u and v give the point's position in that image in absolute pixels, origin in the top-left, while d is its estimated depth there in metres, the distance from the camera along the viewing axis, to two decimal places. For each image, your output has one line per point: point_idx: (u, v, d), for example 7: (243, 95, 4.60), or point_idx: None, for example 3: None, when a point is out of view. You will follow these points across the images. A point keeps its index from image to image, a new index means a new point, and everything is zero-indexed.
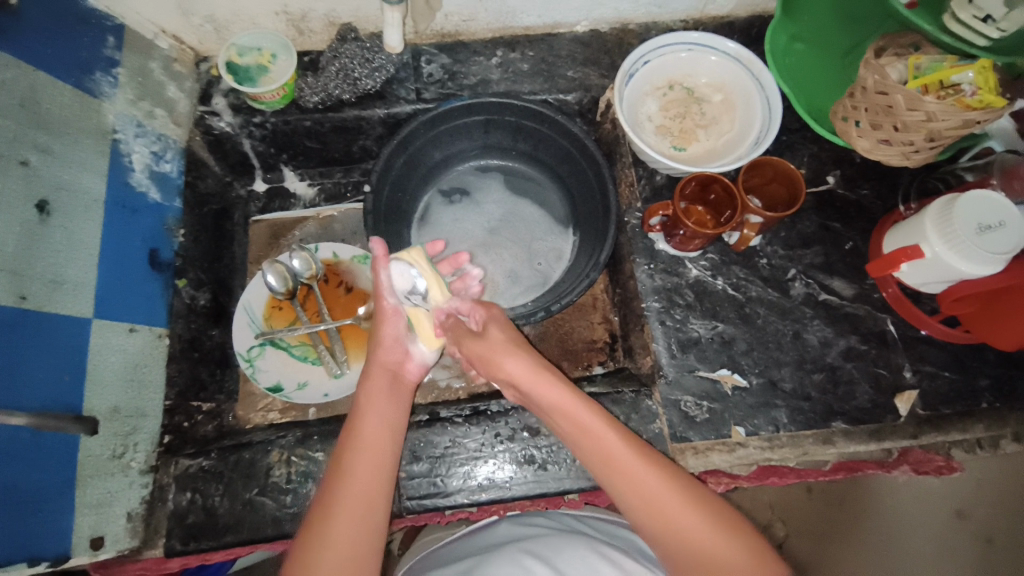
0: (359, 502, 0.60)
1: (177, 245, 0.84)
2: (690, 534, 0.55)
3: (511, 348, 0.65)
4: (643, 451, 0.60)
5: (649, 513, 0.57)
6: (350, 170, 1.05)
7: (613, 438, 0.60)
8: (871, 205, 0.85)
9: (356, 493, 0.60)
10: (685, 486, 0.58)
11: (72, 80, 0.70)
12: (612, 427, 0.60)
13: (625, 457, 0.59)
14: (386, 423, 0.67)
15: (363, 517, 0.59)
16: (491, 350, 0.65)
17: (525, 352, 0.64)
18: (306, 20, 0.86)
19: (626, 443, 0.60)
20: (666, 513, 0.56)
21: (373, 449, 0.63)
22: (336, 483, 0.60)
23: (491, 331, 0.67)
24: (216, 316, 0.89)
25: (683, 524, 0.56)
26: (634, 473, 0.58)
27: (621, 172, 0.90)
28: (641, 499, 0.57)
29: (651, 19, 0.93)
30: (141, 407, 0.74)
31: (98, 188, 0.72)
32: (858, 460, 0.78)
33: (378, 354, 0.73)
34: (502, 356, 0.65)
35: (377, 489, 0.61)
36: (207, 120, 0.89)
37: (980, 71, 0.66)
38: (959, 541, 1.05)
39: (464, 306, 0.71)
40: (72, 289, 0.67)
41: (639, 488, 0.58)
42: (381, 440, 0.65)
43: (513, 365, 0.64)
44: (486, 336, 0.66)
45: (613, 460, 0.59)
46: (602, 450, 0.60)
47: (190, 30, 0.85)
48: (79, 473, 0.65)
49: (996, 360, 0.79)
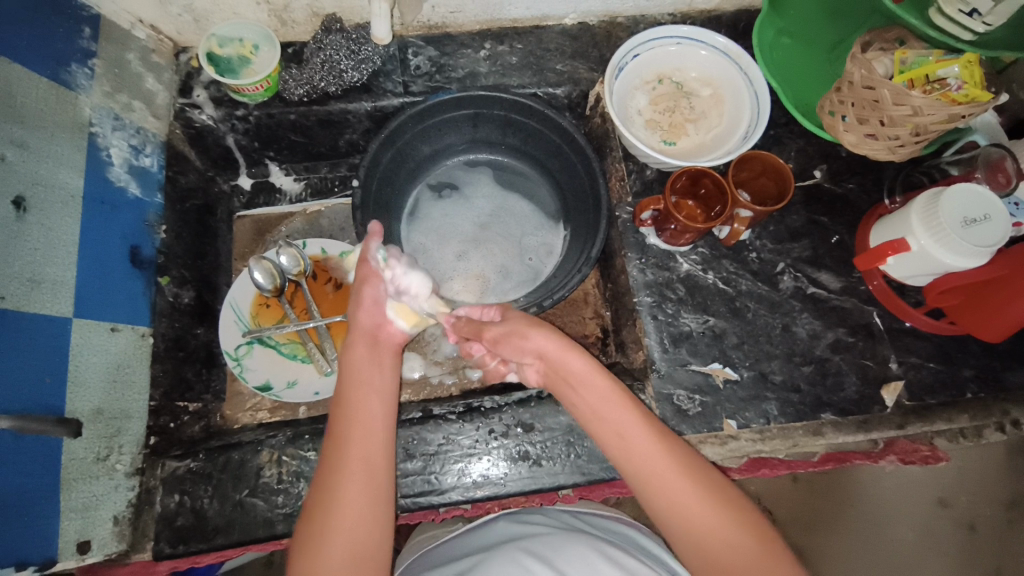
0: (360, 479, 0.58)
1: (159, 242, 0.82)
2: (694, 510, 0.56)
3: (529, 326, 0.71)
4: (654, 429, 0.62)
5: (654, 489, 0.58)
6: (336, 165, 1.03)
7: (626, 416, 0.63)
8: (857, 199, 0.86)
9: (356, 471, 0.59)
10: (691, 465, 0.59)
11: (48, 72, 0.68)
12: (625, 405, 0.63)
13: (636, 432, 0.61)
14: (376, 400, 0.65)
15: (367, 494, 0.58)
16: (510, 328, 0.71)
17: (545, 328, 0.70)
18: (289, 11, 0.84)
19: (637, 421, 0.62)
20: (672, 489, 0.57)
21: (368, 426, 0.63)
22: (333, 464, 0.59)
23: (510, 314, 0.73)
24: (201, 315, 0.87)
25: (686, 501, 0.57)
26: (643, 449, 0.60)
27: (611, 167, 0.89)
28: (651, 477, 0.59)
29: (639, 12, 0.92)
30: (126, 408, 0.72)
31: (76, 183, 0.70)
32: (846, 452, 0.79)
33: (357, 323, 0.73)
34: (527, 331, 0.70)
35: (377, 464, 0.60)
36: (187, 113, 0.86)
37: (966, 66, 0.67)
38: (940, 529, 1.07)
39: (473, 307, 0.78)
40: (51, 288, 0.64)
41: (645, 464, 0.59)
42: (374, 417, 0.64)
43: (536, 338, 0.69)
44: (505, 316, 0.73)
45: (625, 436, 0.62)
46: (614, 427, 0.63)
47: (169, 20, 0.83)
48: (63, 477, 0.63)
49: (980, 351, 0.81)
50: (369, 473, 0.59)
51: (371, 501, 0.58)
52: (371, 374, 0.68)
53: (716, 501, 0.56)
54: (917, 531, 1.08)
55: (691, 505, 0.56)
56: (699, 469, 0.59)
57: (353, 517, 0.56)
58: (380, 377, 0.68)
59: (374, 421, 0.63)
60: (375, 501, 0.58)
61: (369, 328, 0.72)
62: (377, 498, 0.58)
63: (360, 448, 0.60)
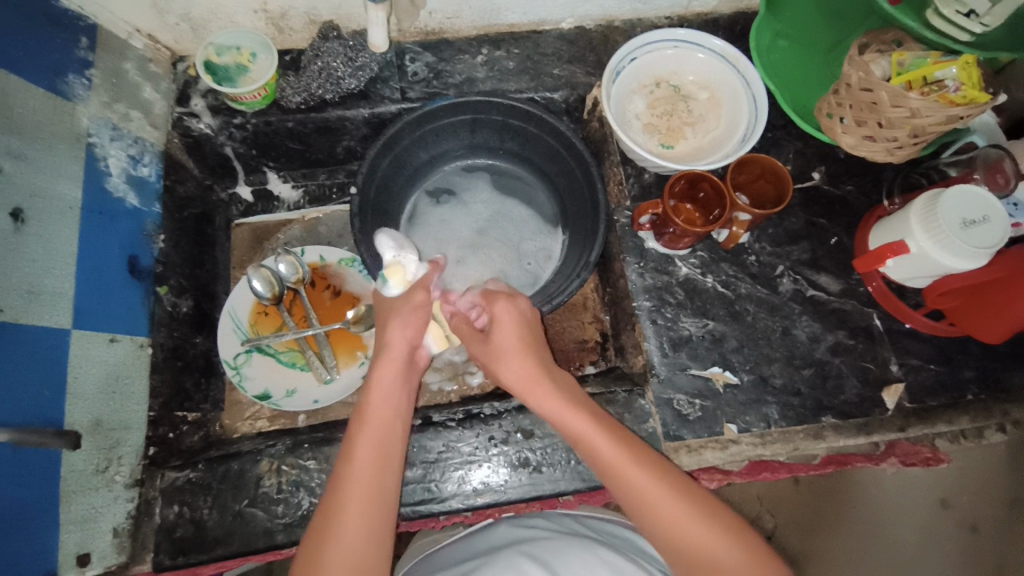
0: (363, 514, 0.57)
1: (157, 252, 0.82)
2: (688, 532, 0.56)
3: (516, 352, 0.70)
4: (637, 453, 0.61)
5: (646, 514, 0.58)
6: (334, 172, 1.03)
7: (609, 447, 0.62)
8: (855, 201, 0.86)
9: (359, 504, 0.57)
10: (679, 484, 0.59)
11: (45, 83, 0.68)
12: (607, 435, 0.62)
13: (620, 461, 0.60)
14: (388, 430, 0.64)
15: (368, 528, 0.57)
16: (494, 354, 0.71)
17: (529, 356, 0.69)
18: (286, 18, 0.84)
19: (620, 447, 0.62)
20: (664, 514, 0.57)
21: (377, 458, 0.61)
22: (336, 494, 0.58)
23: (495, 336, 0.71)
24: (199, 324, 0.87)
25: (683, 523, 0.57)
26: (629, 477, 0.59)
27: (610, 171, 0.89)
28: (646, 504, 0.58)
29: (636, 16, 0.92)
30: (125, 419, 0.72)
31: (73, 194, 0.70)
32: (846, 454, 0.79)
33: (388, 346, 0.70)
34: (504, 359, 0.70)
35: (380, 499, 0.59)
36: (185, 122, 0.86)
37: (963, 67, 0.67)
38: (943, 530, 1.07)
39: (474, 300, 0.77)
40: (49, 299, 0.64)
41: (637, 490, 0.59)
42: (387, 448, 0.62)
43: (508, 370, 0.70)
44: (490, 341, 0.71)
45: (610, 465, 0.61)
46: (598, 456, 0.62)
47: (166, 29, 0.83)
48: (62, 489, 0.63)
49: (980, 353, 0.81)
50: (372, 509, 0.58)
51: (372, 538, 0.56)
52: (389, 403, 0.66)
53: (707, 523, 0.57)
54: (919, 531, 1.07)
55: (687, 526, 0.56)
56: (688, 492, 0.59)
57: (352, 549, 0.55)
58: (395, 405, 0.66)
59: (388, 453, 0.62)
60: (376, 539, 0.57)
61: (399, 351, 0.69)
62: (377, 536, 0.57)
63: (366, 480, 0.59)
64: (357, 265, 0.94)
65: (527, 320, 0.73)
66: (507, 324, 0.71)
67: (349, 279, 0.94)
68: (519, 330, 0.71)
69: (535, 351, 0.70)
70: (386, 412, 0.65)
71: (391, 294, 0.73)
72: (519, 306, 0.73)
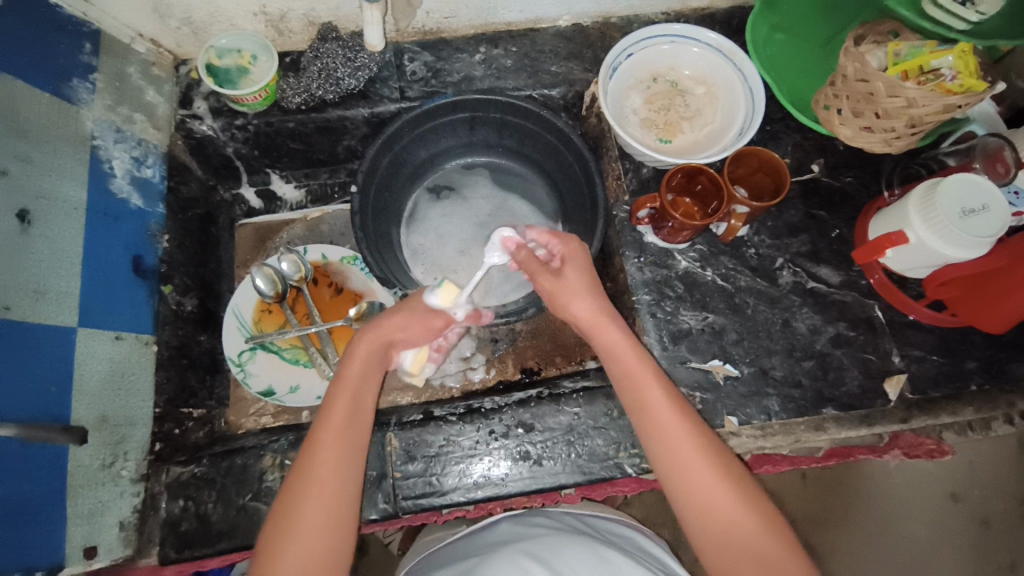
0: (325, 491, 0.59)
1: (161, 251, 0.83)
2: (707, 486, 0.60)
3: (585, 291, 0.70)
4: (680, 406, 0.64)
5: (672, 460, 0.61)
6: (336, 171, 1.04)
7: (654, 392, 0.64)
8: (856, 192, 0.86)
9: (323, 480, 0.59)
10: (711, 445, 0.62)
11: (50, 88, 0.69)
12: (654, 378, 0.65)
13: (652, 395, 0.64)
14: (356, 407, 0.65)
15: (330, 501, 0.59)
16: (563, 291, 0.70)
17: (597, 295, 0.70)
18: (286, 20, 0.85)
19: (665, 398, 0.64)
20: (688, 468, 0.61)
21: (346, 432, 0.63)
22: (308, 464, 0.60)
23: (567, 273, 0.71)
24: (204, 322, 0.88)
25: (705, 482, 0.60)
26: (665, 424, 0.63)
27: (608, 166, 0.89)
28: (673, 457, 0.61)
29: (633, 12, 0.93)
30: (130, 416, 0.74)
31: (78, 195, 0.71)
32: (849, 447, 0.80)
33: (381, 322, 0.72)
34: (570, 298, 0.70)
35: (348, 473, 0.61)
36: (188, 124, 0.88)
37: (960, 56, 0.66)
38: (953, 525, 1.05)
39: (540, 238, 0.75)
40: (56, 298, 0.66)
41: (672, 442, 0.62)
42: (353, 430, 0.63)
43: (579, 306, 0.70)
44: (561, 276, 0.71)
45: (649, 409, 0.64)
46: (640, 399, 0.65)
47: (168, 33, 0.84)
48: (69, 483, 0.65)
49: (984, 343, 0.80)
50: (339, 480, 0.60)
51: (336, 509, 0.59)
52: (365, 378, 0.67)
53: (718, 469, 0.60)
54: (928, 528, 1.06)
55: (703, 484, 0.60)
56: (717, 453, 0.62)
57: (318, 518, 0.58)
58: (368, 379, 0.68)
59: (357, 421, 0.64)
60: (341, 508, 0.60)
61: (388, 332, 0.71)
62: (343, 507, 0.60)
63: (334, 453, 0.61)
64: (358, 263, 0.95)
65: (587, 260, 0.73)
66: (578, 262, 0.72)
67: (351, 277, 0.95)
68: (587, 272, 0.72)
69: (598, 290, 0.71)
70: (358, 384, 0.66)
71: (431, 304, 0.75)
72: (586, 248, 0.73)
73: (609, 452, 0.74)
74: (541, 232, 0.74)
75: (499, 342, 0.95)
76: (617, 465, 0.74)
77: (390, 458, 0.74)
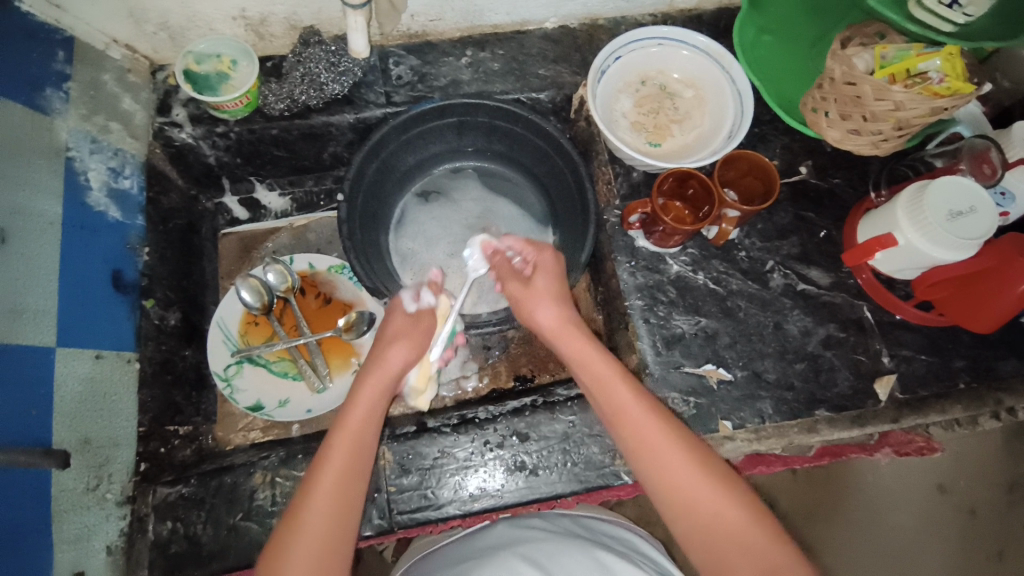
0: (321, 528, 0.56)
1: (142, 264, 0.81)
2: (689, 486, 0.59)
3: (550, 297, 0.73)
4: (652, 403, 0.64)
5: (650, 461, 0.61)
6: (321, 178, 1.02)
7: (622, 393, 0.65)
8: (844, 193, 0.86)
9: (321, 516, 0.56)
10: (683, 435, 0.62)
11: (23, 98, 0.67)
12: (624, 383, 0.65)
13: (622, 397, 0.64)
14: (360, 443, 0.61)
15: (321, 560, 0.55)
16: (530, 297, 0.74)
17: (561, 304, 0.73)
18: (266, 24, 0.83)
19: (636, 399, 0.64)
20: (669, 464, 0.60)
21: (347, 468, 0.59)
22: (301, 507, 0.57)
23: (535, 283, 0.74)
24: (188, 336, 0.86)
25: (683, 474, 0.59)
26: (636, 424, 0.63)
27: (598, 170, 0.89)
28: (643, 450, 0.62)
29: (620, 14, 0.92)
30: (113, 436, 0.71)
31: (53, 209, 0.69)
32: (841, 446, 0.84)
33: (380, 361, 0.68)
34: (535, 304, 0.73)
35: (349, 500, 0.58)
36: (167, 132, 0.85)
37: (947, 58, 0.67)
38: (942, 516, 1.07)
39: (514, 245, 0.78)
40: (32, 318, 0.63)
41: (645, 437, 0.62)
42: (356, 465, 0.60)
43: (545, 312, 0.72)
44: (530, 284, 0.74)
45: (620, 413, 0.64)
46: (614, 406, 0.65)
47: (144, 38, 0.82)
48: (54, 508, 0.63)
49: (971, 341, 0.81)
50: (334, 525, 0.56)
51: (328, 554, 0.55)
52: (363, 418, 0.63)
53: (696, 461, 0.60)
54: (916, 517, 1.07)
55: (679, 476, 0.59)
56: (697, 450, 0.61)
57: (316, 546, 0.55)
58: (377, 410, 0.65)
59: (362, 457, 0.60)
60: (336, 545, 0.56)
61: (392, 370, 0.68)
62: (339, 543, 0.56)
63: (333, 489, 0.57)
64: (346, 272, 0.94)
65: (560, 268, 0.77)
66: (548, 271, 0.75)
67: (340, 286, 0.93)
68: (552, 279, 0.75)
69: (565, 302, 0.74)
70: (364, 424, 0.62)
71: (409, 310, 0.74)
72: (558, 257, 0.77)
73: (605, 460, 0.74)
74: (517, 240, 0.78)
75: (492, 349, 0.94)
76: (613, 473, 0.73)
77: (383, 472, 0.73)
